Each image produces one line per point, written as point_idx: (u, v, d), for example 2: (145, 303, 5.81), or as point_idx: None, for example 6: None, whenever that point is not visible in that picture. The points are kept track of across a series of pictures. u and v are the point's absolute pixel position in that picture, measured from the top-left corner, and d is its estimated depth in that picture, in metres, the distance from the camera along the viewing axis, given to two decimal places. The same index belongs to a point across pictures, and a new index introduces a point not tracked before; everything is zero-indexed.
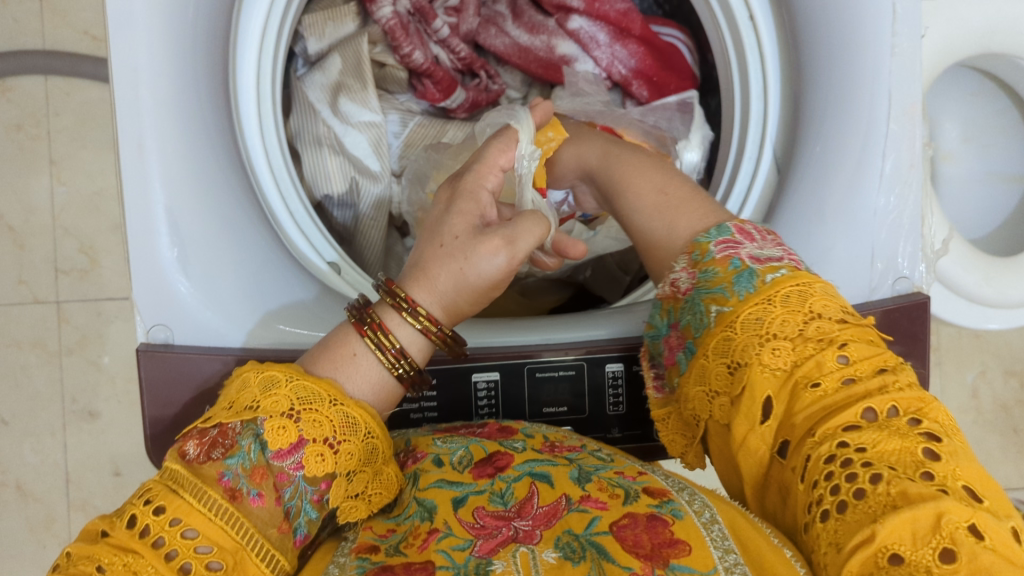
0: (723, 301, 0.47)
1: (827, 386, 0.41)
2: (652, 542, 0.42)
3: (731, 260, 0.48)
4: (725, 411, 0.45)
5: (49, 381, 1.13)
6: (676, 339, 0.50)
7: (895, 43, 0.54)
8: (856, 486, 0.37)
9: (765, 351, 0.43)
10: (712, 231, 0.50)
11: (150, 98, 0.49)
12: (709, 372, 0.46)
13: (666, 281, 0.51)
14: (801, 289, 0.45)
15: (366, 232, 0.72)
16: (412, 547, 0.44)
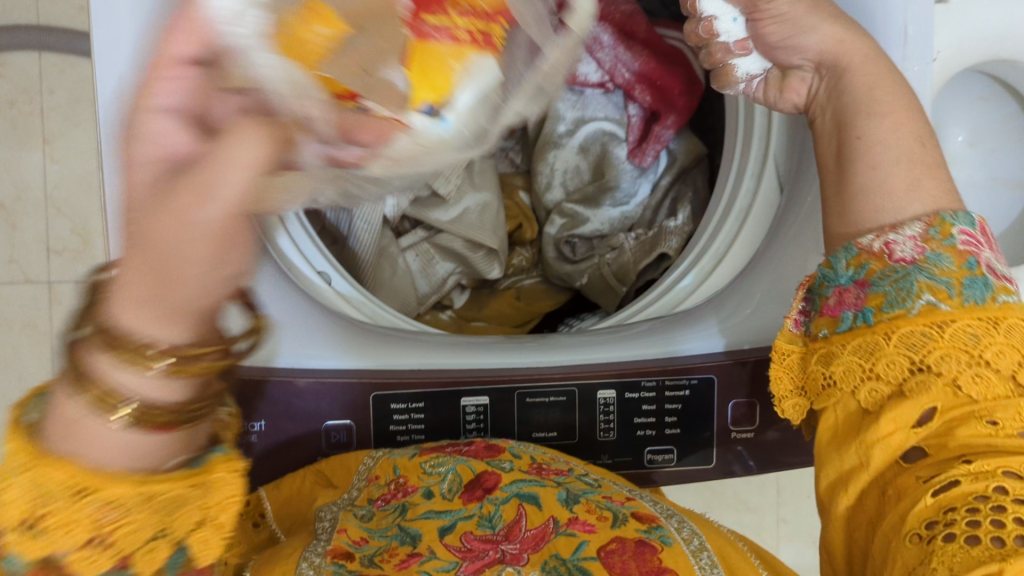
0: (944, 295, 0.44)
1: (1001, 429, 0.40)
2: (640, 569, 0.42)
3: (968, 258, 0.45)
4: (873, 398, 0.44)
5: (40, 363, 1.13)
6: (855, 296, 0.47)
7: (905, 68, 0.53)
8: (998, 531, 0.36)
9: (966, 371, 0.42)
10: (960, 217, 0.46)
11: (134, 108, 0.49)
12: (880, 351, 0.44)
13: (881, 235, 0.47)
14: (1020, 327, 0.43)
15: (358, 233, 0.70)
16: (390, 561, 0.43)
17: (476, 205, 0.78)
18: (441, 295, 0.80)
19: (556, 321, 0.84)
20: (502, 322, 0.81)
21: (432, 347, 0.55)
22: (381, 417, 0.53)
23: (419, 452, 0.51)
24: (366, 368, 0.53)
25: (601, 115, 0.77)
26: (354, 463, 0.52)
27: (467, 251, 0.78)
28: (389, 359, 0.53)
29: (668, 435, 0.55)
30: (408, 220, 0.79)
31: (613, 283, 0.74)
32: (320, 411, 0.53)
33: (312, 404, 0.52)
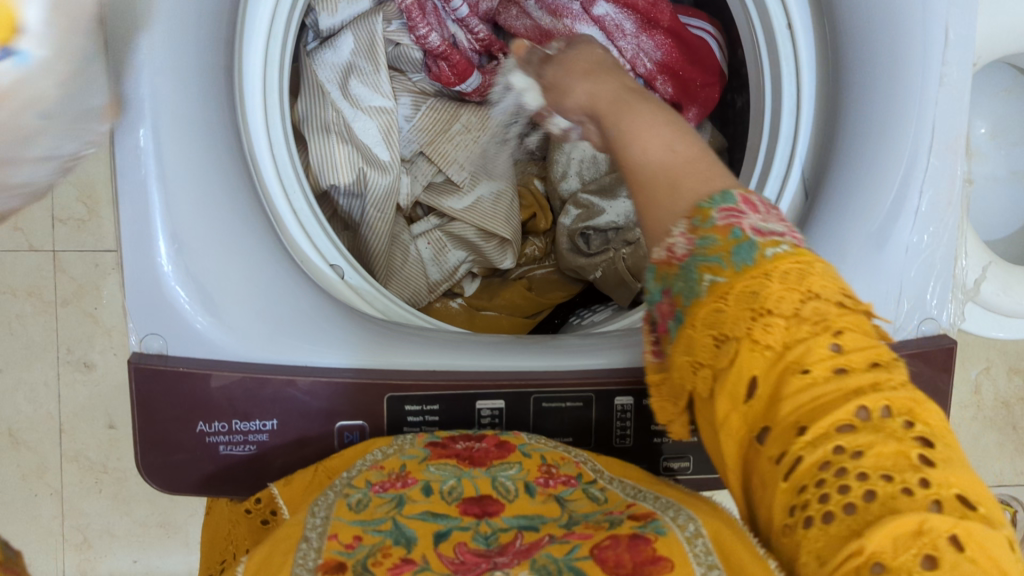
0: (719, 273, 0.38)
1: (815, 375, 0.33)
2: (633, 560, 0.38)
3: (733, 230, 0.38)
4: (706, 384, 0.38)
5: (44, 331, 1.03)
6: (665, 306, 0.41)
7: (945, 72, 0.52)
8: (846, 497, 0.31)
9: (757, 327, 0.35)
10: (717, 197, 0.39)
11: (149, 95, 0.47)
12: (695, 344, 0.38)
13: (659, 243, 0.40)
14: (801, 266, 0.36)
15: (372, 222, 0.69)
16: (383, 567, 0.40)
17: (490, 194, 0.76)
18: (452, 283, 0.78)
19: (567, 312, 0.82)
20: (513, 312, 0.79)
21: (449, 348, 0.54)
22: (395, 418, 0.51)
23: (429, 455, 0.49)
24: (374, 372, 0.51)
25: None
26: (359, 458, 0.49)
27: (480, 240, 0.77)
28: (391, 360, 0.52)
29: (686, 443, 0.54)
30: (421, 207, 0.78)
31: (627, 277, 0.72)
32: (341, 404, 0.51)
33: (322, 399, 0.50)
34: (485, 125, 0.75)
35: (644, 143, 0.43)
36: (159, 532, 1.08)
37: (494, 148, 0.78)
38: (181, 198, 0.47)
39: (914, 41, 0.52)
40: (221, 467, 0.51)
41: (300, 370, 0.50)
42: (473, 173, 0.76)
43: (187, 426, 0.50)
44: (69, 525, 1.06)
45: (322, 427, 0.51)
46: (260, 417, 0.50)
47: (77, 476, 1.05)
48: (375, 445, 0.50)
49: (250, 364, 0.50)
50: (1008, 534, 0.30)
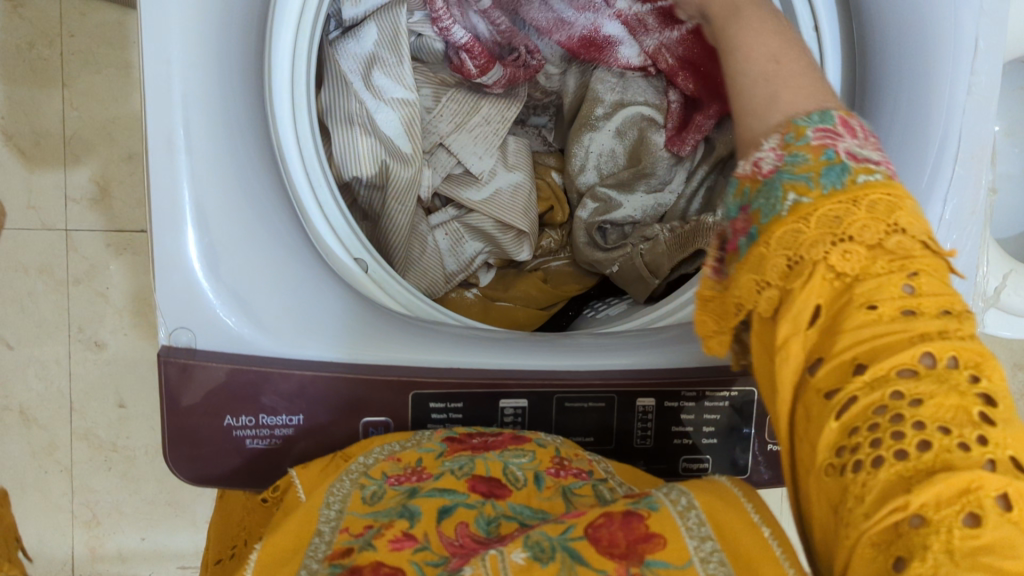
0: (804, 192, 0.38)
1: (883, 311, 0.34)
2: (627, 539, 0.38)
3: (826, 151, 0.39)
4: (770, 305, 0.38)
5: (55, 309, 1.03)
6: (742, 222, 0.41)
7: (974, 81, 0.52)
8: (900, 443, 0.31)
9: (834, 252, 0.36)
10: (815, 116, 0.40)
11: (181, 92, 0.47)
12: (765, 263, 0.38)
13: (748, 157, 0.41)
14: (888, 200, 0.37)
15: (393, 215, 0.69)
16: (384, 539, 0.41)
17: (508, 186, 0.76)
18: (468, 274, 0.79)
19: (580, 305, 0.83)
20: (528, 303, 0.79)
21: (474, 346, 0.54)
22: (420, 417, 0.52)
23: (446, 449, 0.49)
24: (396, 372, 0.52)
25: (641, 99, 0.76)
26: (376, 446, 0.50)
27: (496, 231, 0.76)
28: (411, 356, 0.53)
29: (704, 445, 0.55)
30: (439, 198, 0.78)
31: (646, 274, 0.72)
32: (367, 398, 0.52)
33: (349, 391, 0.51)
34: (505, 117, 0.76)
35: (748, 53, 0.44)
36: (167, 510, 1.09)
37: (512, 141, 0.78)
38: (206, 186, 0.48)
39: (944, 49, 0.52)
40: (247, 459, 0.52)
41: (329, 368, 0.51)
42: (493, 165, 0.76)
43: (216, 420, 0.51)
44: (78, 502, 1.07)
45: (345, 427, 0.52)
46: (288, 411, 0.51)
47: (87, 453, 1.06)
48: (393, 438, 0.51)
49: (280, 361, 0.50)
50: None
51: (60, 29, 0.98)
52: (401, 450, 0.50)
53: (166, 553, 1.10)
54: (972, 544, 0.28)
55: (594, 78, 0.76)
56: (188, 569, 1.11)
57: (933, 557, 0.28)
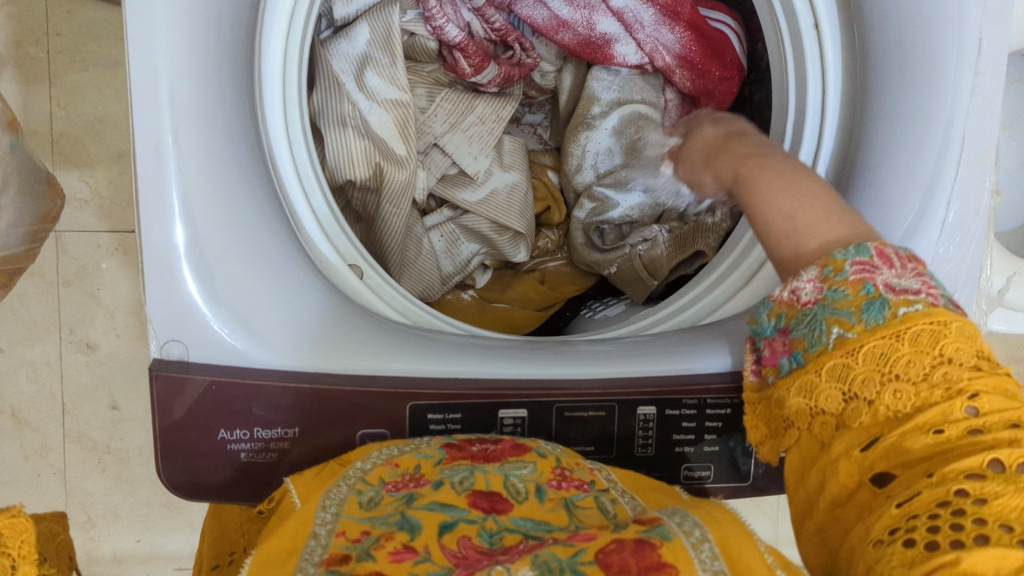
0: (847, 327, 0.41)
1: (950, 434, 0.36)
2: (638, 567, 0.37)
3: (865, 285, 0.42)
4: (825, 430, 0.41)
5: (45, 311, 1.02)
6: (782, 344, 0.45)
7: (976, 82, 0.51)
8: (958, 532, 0.32)
9: (886, 390, 0.38)
10: (851, 249, 0.43)
11: (169, 97, 0.46)
12: (818, 391, 0.41)
13: (787, 284, 0.45)
14: (934, 328, 0.39)
15: (387, 217, 0.68)
16: (383, 551, 0.40)
17: (504, 186, 0.75)
18: (464, 275, 0.78)
19: (578, 305, 0.83)
20: (526, 305, 0.79)
21: (471, 356, 0.53)
22: (418, 426, 0.51)
23: (445, 455, 0.48)
24: (393, 383, 0.51)
25: (637, 97, 0.75)
26: (374, 451, 0.50)
27: (493, 233, 0.76)
28: (408, 366, 0.52)
29: (707, 452, 0.54)
30: (434, 198, 0.77)
31: (643, 275, 0.72)
32: (363, 408, 0.51)
33: (346, 404, 0.50)
34: (500, 116, 0.75)
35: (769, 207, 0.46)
36: (163, 512, 1.08)
37: (508, 141, 0.78)
38: (198, 194, 0.47)
39: (948, 46, 0.51)
40: (242, 473, 0.51)
41: (319, 380, 0.50)
42: (488, 165, 0.75)
43: (209, 435, 0.50)
44: (72, 504, 1.06)
45: (341, 437, 0.51)
46: (283, 425, 0.50)
47: (80, 456, 1.05)
48: (392, 442, 0.50)
49: (275, 372, 0.49)
50: None
51: (45, 26, 0.96)
52: (399, 454, 0.49)
53: (162, 555, 1.10)
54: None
55: (590, 76, 0.75)
56: (185, 570, 1.11)
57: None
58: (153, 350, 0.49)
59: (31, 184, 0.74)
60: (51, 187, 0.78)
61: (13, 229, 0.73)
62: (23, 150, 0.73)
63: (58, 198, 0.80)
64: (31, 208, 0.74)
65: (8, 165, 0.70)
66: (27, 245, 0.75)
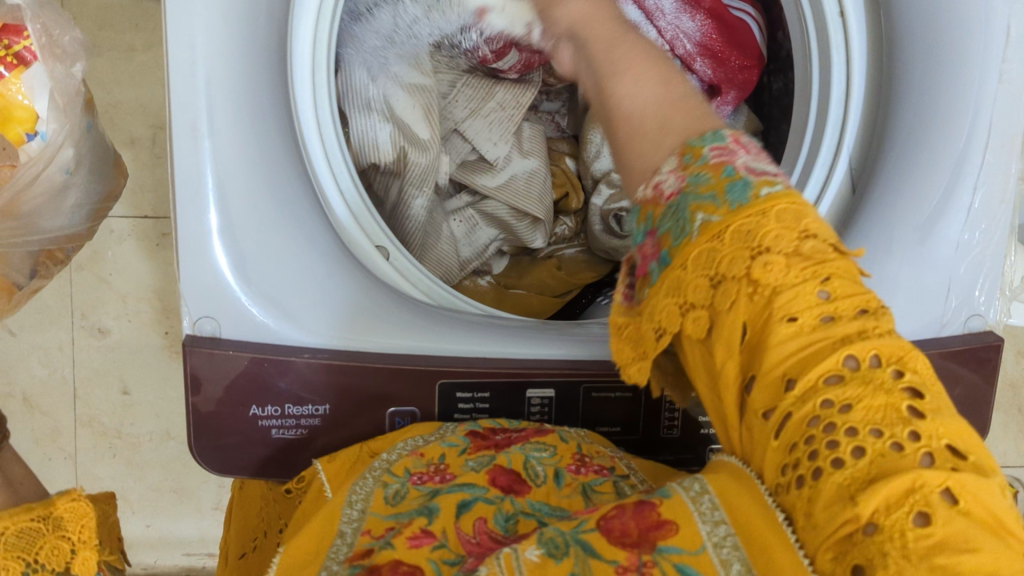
0: (712, 212, 0.37)
1: (803, 322, 0.33)
2: (639, 529, 0.36)
3: (726, 168, 0.37)
4: (698, 327, 0.37)
5: (57, 295, 1.01)
6: (652, 248, 0.40)
7: (1004, 70, 0.52)
8: (836, 452, 0.31)
9: (754, 268, 0.35)
10: (709, 136, 0.39)
11: (205, 76, 0.47)
12: (685, 284, 0.37)
13: (647, 182, 0.40)
14: (794, 207, 0.36)
15: (409, 201, 0.68)
16: (402, 537, 0.41)
17: (524, 173, 0.75)
18: (482, 261, 0.78)
19: (593, 293, 0.83)
20: (542, 291, 0.80)
21: (495, 338, 0.54)
22: (446, 406, 0.52)
23: (470, 445, 0.49)
24: (425, 361, 0.51)
25: None
26: (400, 440, 0.50)
27: (512, 219, 0.76)
28: (439, 345, 0.52)
29: None
30: (453, 184, 0.77)
31: None
32: (390, 392, 0.51)
33: (376, 382, 0.51)
34: (520, 102, 0.75)
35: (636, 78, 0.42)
36: (173, 497, 1.09)
37: (528, 127, 0.78)
38: (234, 175, 0.48)
39: (974, 33, 0.51)
40: (274, 450, 0.51)
41: (359, 358, 0.50)
42: (508, 151, 0.74)
43: (242, 412, 0.50)
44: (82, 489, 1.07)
45: (372, 421, 0.52)
46: (314, 402, 0.51)
47: (90, 440, 1.06)
48: (419, 430, 0.51)
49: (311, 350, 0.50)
50: (999, 483, 0.30)
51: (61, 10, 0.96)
52: (424, 444, 0.49)
53: (171, 538, 1.11)
54: (923, 543, 0.28)
55: None
56: (193, 555, 1.13)
57: (892, 562, 0.28)
58: (185, 328, 0.49)
59: (100, 164, 0.74)
60: (117, 166, 0.79)
61: (81, 211, 0.73)
62: (98, 130, 0.74)
63: (122, 177, 0.81)
64: (97, 187, 0.75)
65: (84, 146, 0.70)
66: (89, 224, 0.75)
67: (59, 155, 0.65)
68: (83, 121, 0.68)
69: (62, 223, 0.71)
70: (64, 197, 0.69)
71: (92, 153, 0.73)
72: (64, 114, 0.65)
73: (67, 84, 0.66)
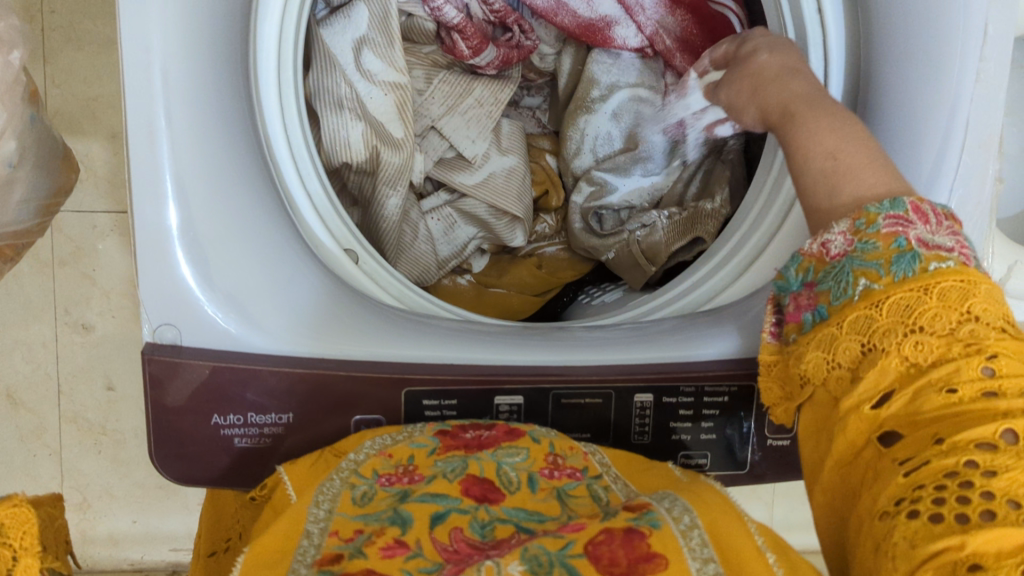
0: (875, 279, 0.40)
1: (963, 394, 0.35)
2: (628, 559, 0.37)
3: (897, 239, 0.40)
4: (842, 385, 0.40)
5: (40, 291, 1.00)
6: (806, 299, 0.44)
7: (982, 69, 0.50)
8: (964, 507, 0.31)
9: (908, 342, 0.37)
10: (887, 203, 0.41)
11: (161, 80, 0.46)
12: (837, 345, 0.40)
13: (816, 237, 0.44)
14: (964, 286, 0.38)
15: (384, 200, 0.68)
16: (375, 547, 0.39)
17: (502, 170, 0.74)
18: (460, 260, 0.77)
19: (575, 291, 0.82)
20: (522, 290, 0.79)
21: (468, 343, 0.53)
22: (413, 413, 0.51)
23: (439, 446, 0.48)
24: (390, 369, 0.51)
25: (636, 81, 0.74)
26: (368, 439, 0.49)
27: (490, 217, 0.75)
28: (409, 351, 0.52)
29: (704, 440, 0.55)
30: (431, 181, 0.77)
31: (642, 261, 0.72)
32: (359, 395, 0.50)
33: (344, 388, 0.50)
34: (499, 99, 0.74)
35: (803, 116, 0.47)
36: (159, 493, 1.08)
37: (506, 124, 0.77)
38: (196, 178, 0.47)
39: (954, 32, 0.50)
40: (236, 459, 0.51)
41: (327, 368, 0.50)
42: (486, 148, 0.73)
43: (203, 420, 0.50)
44: (68, 485, 1.06)
45: (336, 425, 0.51)
46: (277, 410, 0.50)
47: (76, 437, 1.05)
48: (385, 430, 0.50)
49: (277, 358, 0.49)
50: None
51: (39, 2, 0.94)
52: (393, 444, 0.49)
53: (158, 535, 1.10)
54: None
55: (589, 59, 0.74)
56: (180, 551, 1.12)
57: None
58: (145, 332, 0.48)
59: (45, 158, 0.74)
60: (65, 161, 0.79)
61: (29, 204, 0.72)
62: (42, 123, 0.73)
63: (71, 172, 0.81)
64: (44, 183, 0.74)
65: (26, 139, 0.69)
66: (37, 220, 0.74)
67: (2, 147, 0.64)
68: (22, 110, 0.67)
69: (10, 218, 0.70)
70: (9, 190, 0.68)
71: (39, 145, 0.72)
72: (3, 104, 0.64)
73: (6, 74, 0.65)
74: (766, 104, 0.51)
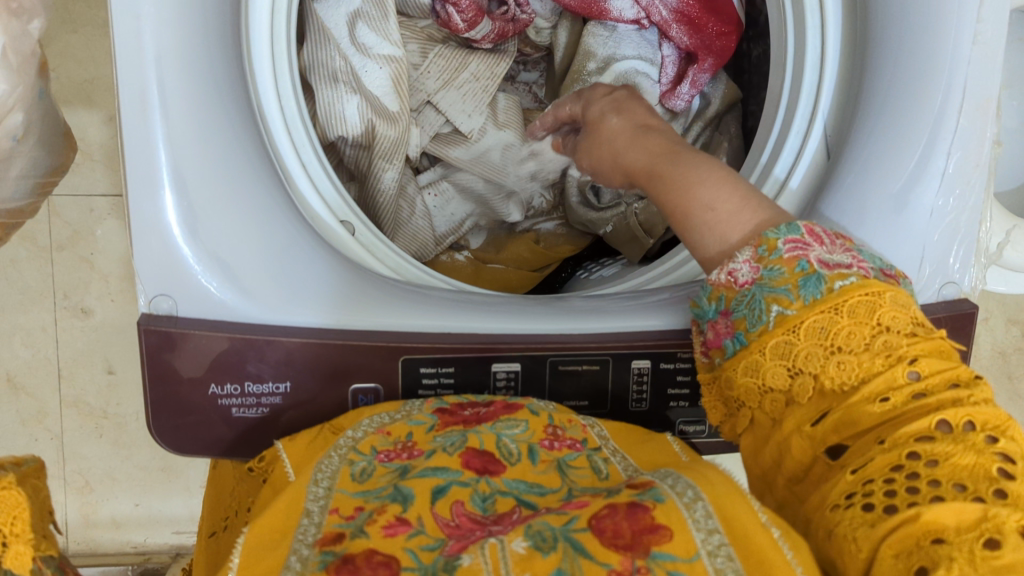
0: (787, 305, 0.41)
1: (896, 401, 0.36)
2: (632, 530, 0.36)
3: (799, 262, 0.42)
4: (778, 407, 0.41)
5: (38, 276, 1.00)
6: (724, 327, 0.44)
7: (979, 30, 0.51)
8: (915, 496, 0.32)
9: (831, 363, 0.39)
10: (783, 227, 0.43)
11: (153, 47, 0.45)
12: (763, 370, 0.42)
13: (723, 266, 0.44)
14: (871, 301, 0.39)
15: (380, 174, 0.68)
16: (376, 526, 0.39)
17: (499, 145, 0.74)
18: (458, 236, 0.77)
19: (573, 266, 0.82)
20: (520, 265, 0.79)
21: (464, 314, 0.53)
22: (411, 381, 0.51)
23: (437, 421, 0.48)
24: (389, 338, 0.51)
25: (635, 53, 0.73)
26: (365, 417, 0.49)
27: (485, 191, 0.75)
28: (408, 320, 0.52)
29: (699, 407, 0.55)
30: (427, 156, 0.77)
31: (639, 234, 0.73)
32: (356, 365, 0.51)
33: (341, 356, 0.50)
34: (495, 72, 0.73)
35: (666, 175, 0.47)
36: (161, 476, 1.09)
37: (502, 99, 0.75)
38: (184, 145, 0.46)
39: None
40: (235, 429, 0.51)
41: (324, 336, 0.50)
42: (482, 123, 0.73)
43: (202, 390, 0.50)
44: (70, 469, 1.06)
45: (334, 395, 0.51)
46: (274, 380, 0.50)
47: (77, 421, 1.05)
48: (383, 407, 0.50)
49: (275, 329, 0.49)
50: None
51: None
52: (391, 421, 0.49)
53: (161, 518, 1.11)
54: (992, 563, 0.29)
55: (586, 32, 0.74)
56: (183, 533, 1.12)
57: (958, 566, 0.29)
58: (142, 305, 0.48)
59: (49, 133, 0.73)
60: (65, 139, 0.79)
61: (27, 179, 0.72)
62: (50, 101, 0.72)
63: (72, 149, 0.80)
64: (44, 159, 0.74)
65: (34, 112, 0.69)
66: (29, 199, 0.74)
67: (8, 121, 0.64)
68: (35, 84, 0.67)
69: (7, 193, 0.70)
70: (9, 164, 0.68)
71: (45, 119, 0.72)
72: (15, 78, 0.63)
73: (22, 45, 0.63)
74: (628, 167, 0.50)
